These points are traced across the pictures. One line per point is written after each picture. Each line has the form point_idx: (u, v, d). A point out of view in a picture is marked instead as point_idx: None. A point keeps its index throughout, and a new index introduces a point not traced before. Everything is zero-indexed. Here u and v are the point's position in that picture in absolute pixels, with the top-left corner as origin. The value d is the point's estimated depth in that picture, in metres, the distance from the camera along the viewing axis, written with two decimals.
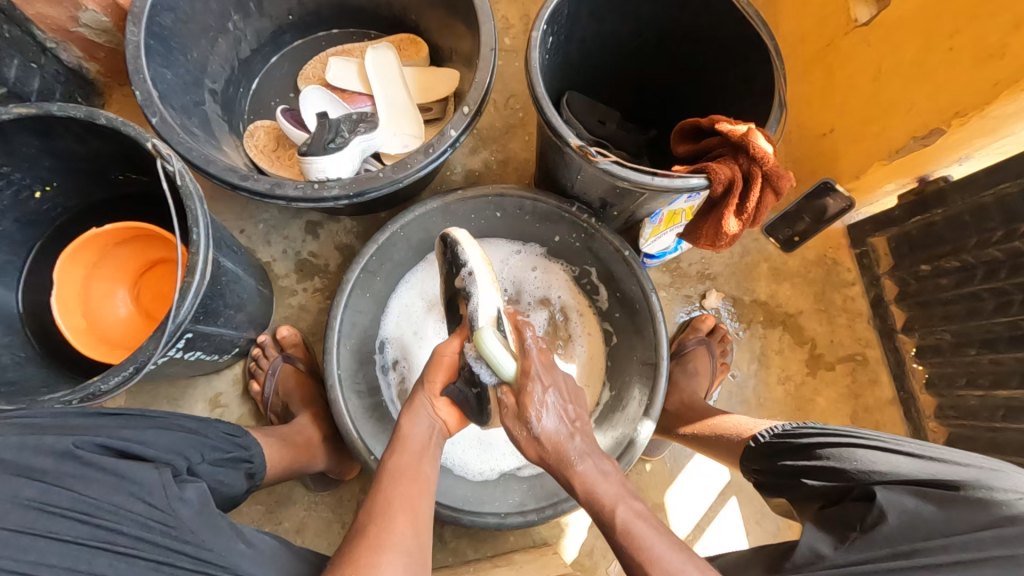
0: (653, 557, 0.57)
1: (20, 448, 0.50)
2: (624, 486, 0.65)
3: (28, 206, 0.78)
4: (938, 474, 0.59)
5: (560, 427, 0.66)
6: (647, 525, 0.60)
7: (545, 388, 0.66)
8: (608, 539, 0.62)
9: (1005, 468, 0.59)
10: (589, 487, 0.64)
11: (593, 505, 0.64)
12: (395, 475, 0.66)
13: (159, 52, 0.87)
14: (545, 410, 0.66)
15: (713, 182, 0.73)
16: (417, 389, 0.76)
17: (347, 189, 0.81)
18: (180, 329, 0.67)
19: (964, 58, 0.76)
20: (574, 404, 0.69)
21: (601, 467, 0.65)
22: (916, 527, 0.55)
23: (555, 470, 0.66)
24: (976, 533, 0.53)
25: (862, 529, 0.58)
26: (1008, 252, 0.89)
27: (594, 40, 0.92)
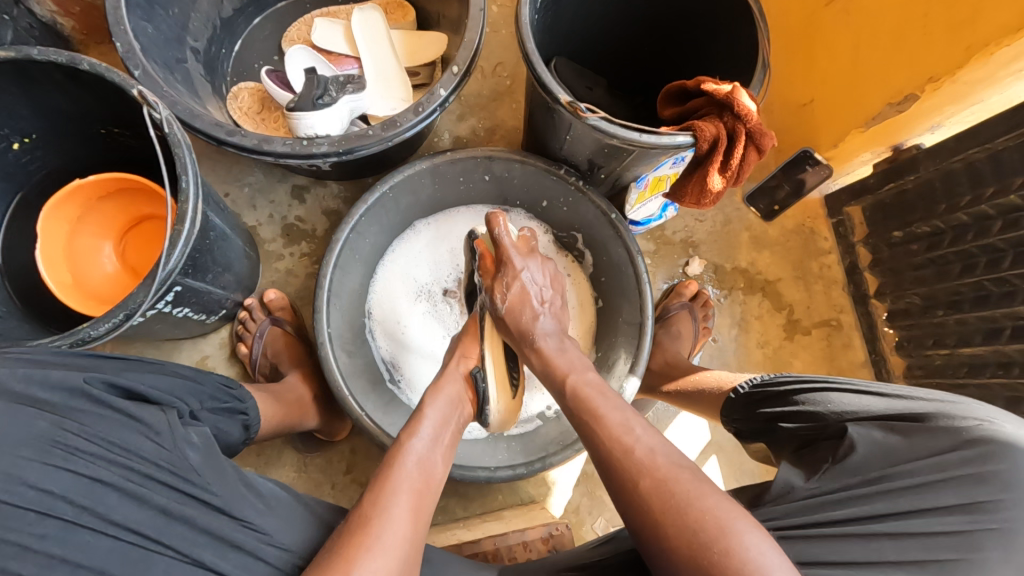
0: (600, 414, 0.65)
1: (25, 378, 0.50)
2: (582, 363, 0.75)
3: (6, 157, 0.77)
4: (905, 409, 0.64)
5: (527, 308, 0.79)
6: (594, 389, 0.68)
7: (521, 269, 0.80)
8: (562, 402, 0.71)
9: (962, 398, 0.65)
10: (547, 360, 0.75)
11: (552, 377, 0.74)
12: (407, 463, 0.65)
13: (140, 5, 0.86)
14: (510, 291, 0.80)
15: (698, 140, 0.75)
16: (446, 366, 0.80)
17: (336, 146, 0.80)
18: (169, 279, 0.67)
19: (938, 27, 0.79)
20: (548, 290, 0.82)
21: (561, 346, 0.77)
22: (884, 456, 0.61)
23: (521, 342, 0.79)
24: (935, 457, 0.60)
25: (833, 461, 0.63)
26: (974, 216, 0.92)
27: (582, 4, 0.92)
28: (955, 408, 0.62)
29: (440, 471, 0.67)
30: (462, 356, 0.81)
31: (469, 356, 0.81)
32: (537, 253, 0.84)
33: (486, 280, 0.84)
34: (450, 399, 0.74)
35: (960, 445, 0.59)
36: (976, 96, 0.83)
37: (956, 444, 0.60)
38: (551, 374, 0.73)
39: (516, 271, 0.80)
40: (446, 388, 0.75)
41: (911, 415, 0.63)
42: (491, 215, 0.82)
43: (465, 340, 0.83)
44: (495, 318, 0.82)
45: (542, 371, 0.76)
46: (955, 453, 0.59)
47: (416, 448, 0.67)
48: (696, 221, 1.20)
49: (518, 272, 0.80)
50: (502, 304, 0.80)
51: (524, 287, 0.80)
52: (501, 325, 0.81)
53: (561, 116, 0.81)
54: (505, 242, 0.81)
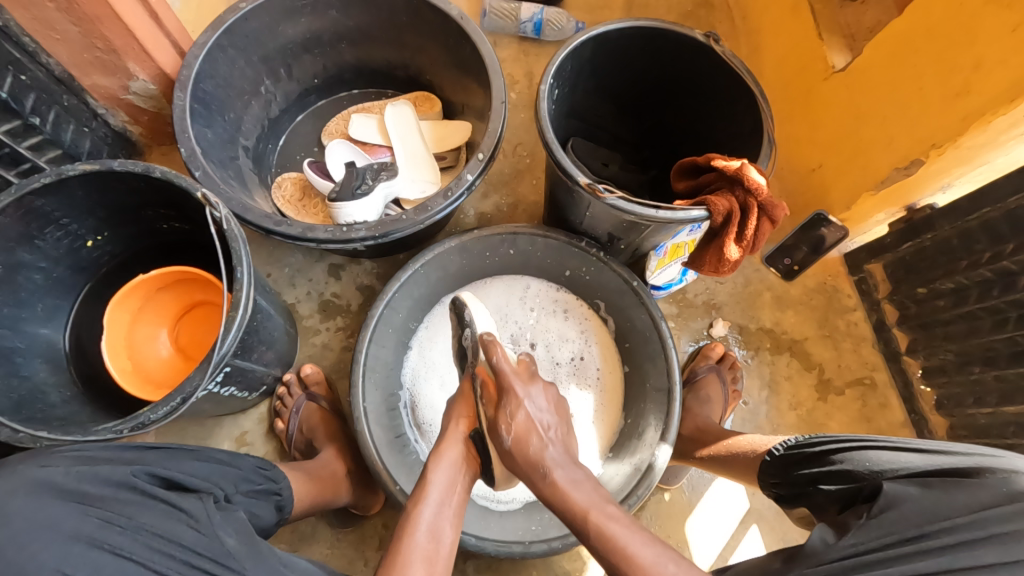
0: (630, 552, 0.60)
1: (76, 475, 0.54)
2: (598, 492, 0.68)
3: (80, 254, 0.85)
4: (946, 465, 0.61)
5: (532, 439, 0.73)
6: (620, 525, 0.63)
7: (525, 407, 0.74)
8: (586, 541, 0.64)
9: (1001, 452, 0.62)
10: (562, 494, 0.68)
11: (567, 513, 0.67)
12: (418, 538, 0.65)
13: (201, 114, 0.97)
14: (514, 422, 0.73)
15: (712, 214, 0.79)
16: (445, 430, 0.79)
17: (373, 231, 0.87)
18: (223, 360, 0.72)
19: (937, 96, 0.83)
20: (553, 416, 0.76)
21: (573, 476, 0.70)
22: (922, 513, 0.58)
23: (531, 477, 0.71)
24: (974, 514, 0.55)
25: (869, 516, 0.60)
26: (997, 272, 0.93)
27: (595, 91, 1.01)
28: (993, 461, 0.60)
29: (449, 539, 0.67)
30: (458, 418, 0.80)
31: (466, 416, 0.80)
32: (537, 378, 0.79)
33: (486, 410, 0.77)
34: (454, 462, 0.75)
35: (1003, 499, 0.55)
36: (980, 157, 0.85)
37: (995, 499, 0.55)
38: (568, 512, 0.66)
39: (520, 401, 0.74)
40: (448, 452, 0.76)
41: (951, 468, 0.61)
42: (488, 342, 0.78)
43: (458, 401, 0.82)
44: (500, 451, 0.74)
45: (556, 505, 0.69)
46: (997, 509, 0.55)
47: (423, 517, 0.68)
48: (716, 283, 1.22)
49: (520, 403, 0.74)
50: (506, 435, 0.73)
51: (528, 417, 0.74)
52: (504, 459, 0.74)
53: (580, 195, 0.86)
54: (505, 369, 0.76)
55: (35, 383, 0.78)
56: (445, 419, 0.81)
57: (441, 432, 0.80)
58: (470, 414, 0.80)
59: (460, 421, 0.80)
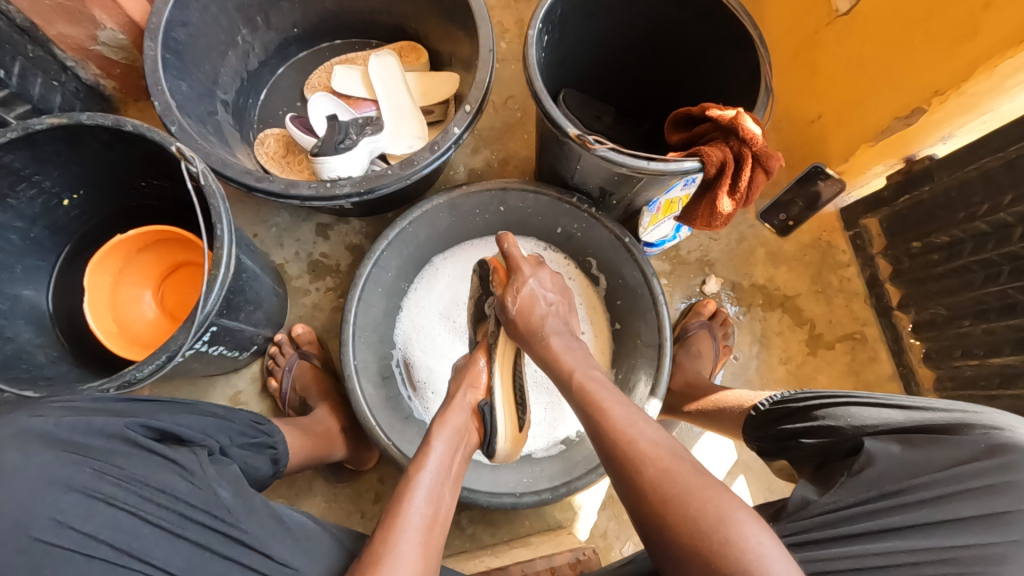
0: (605, 406, 0.65)
1: (69, 425, 0.54)
2: (588, 363, 0.74)
3: (57, 213, 0.83)
4: (925, 420, 0.62)
5: (532, 307, 0.80)
6: (601, 384, 0.69)
7: (532, 282, 0.82)
8: (568, 393, 0.71)
9: (983, 408, 0.63)
10: (555, 355, 0.75)
11: (558, 372, 0.74)
12: (417, 501, 0.65)
13: (175, 65, 0.93)
14: (520, 294, 0.81)
15: (706, 165, 0.77)
16: (451, 397, 0.81)
17: (358, 187, 0.84)
18: (207, 320, 0.71)
19: (943, 39, 0.80)
20: (555, 295, 0.83)
21: (568, 343, 0.77)
22: (901, 469, 0.59)
23: (531, 341, 0.79)
24: (951, 469, 0.57)
25: (850, 474, 0.61)
26: (993, 225, 0.92)
27: (587, 37, 0.96)
28: (974, 418, 0.60)
29: (447, 507, 0.67)
30: (469, 385, 0.82)
31: (478, 386, 0.82)
32: (545, 266, 0.86)
33: (498, 288, 0.85)
34: (457, 430, 0.76)
35: (978, 455, 0.57)
36: (984, 106, 0.83)
37: (970, 455, 0.57)
38: (558, 369, 0.74)
39: (526, 278, 0.82)
40: (453, 420, 0.76)
41: (932, 425, 0.61)
42: (501, 234, 0.85)
43: (470, 369, 0.85)
44: (506, 322, 0.82)
45: (550, 368, 0.76)
46: (972, 465, 0.57)
47: (423, 482, 0.67)
48: (710, 240, 1.21)
49: (526, 279, 0.82)
50: (512, 305, 0.81)
51: (532, 290, 0.81)
52: (508, 326, 0.82)
53: (571, 148, 0.83)
54: (516, 253, 0.83)
55: (20, 344, 0.78)
56: (455, 386, 0.83)
57: (447, 399, 0.82)
58: (482, 386, 0.83)
59: (470, 390, 0.81)
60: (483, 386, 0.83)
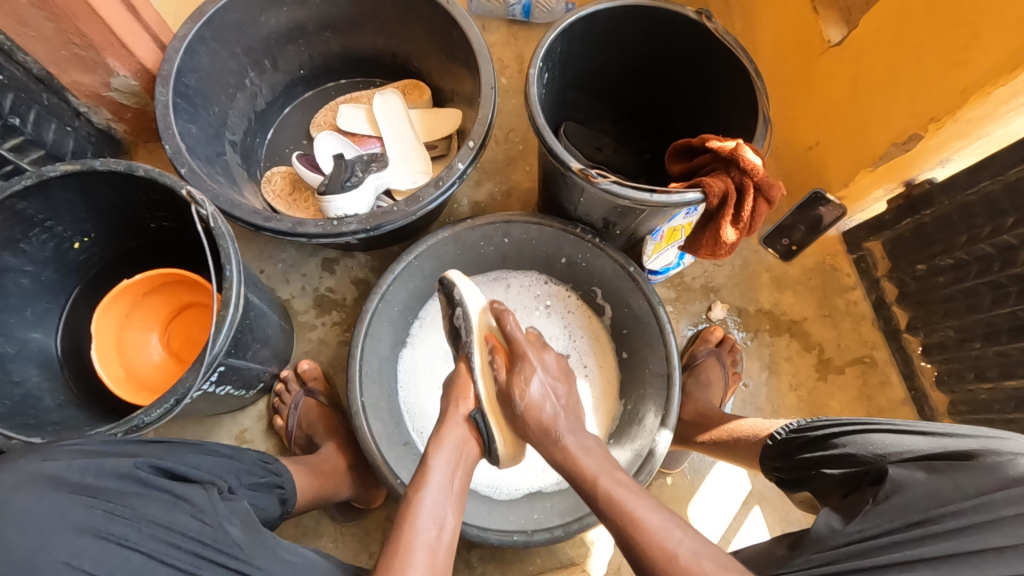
0: (638, 518, 0.61)
1: (79, 468, 0.53)
2: (605, 459, 0.70)
3: (68, 256, 0.84)
4: (950, 447, 0.60)
5: (544, 408, 0.74)
6: (627, 490, 0.64)
7: (539, 378, 0.75)
8: (594, 506, 0.66)
9: (1008, 434, 0.60)
10: (571, 458, 0.70)
11: (576, 476, 0.69)
12: (418, 521, 0.65)
13: (185, 110, 0.95)
14: (528, 390, 0.74)
15: (708, 196, 0.77)
16: (445, 413, 0.77)
17: (365, 224, 0.85)
18: (215, 362, 0.71)
19: (934, 68, 0.81)
20: (562, 385, 0.77)
21: (583, 442, 0.71)
22: (930, 496, 0.57)
23: (543, 444, 0.73)
24: (981, 497, 0.54)
25: (874, 502, 0.59)
26: (998, 247, 0.92)
27: (586, 73, 0.99)
28: (1000, 444, 0.57)
29: (453, 527, 0.66)
30: (458, 399, 0.78)
31: (466, 396, 0.78)
32: (547, 347, 0.81)
33: (499, 375, 0.77)
34: (455, 446, 0.74)
35: (1010, 483, 0.54)
36: (980, 131, 0.84)
37: (1000, 483, 0.54)
38: (577, 476, 0.68)
39: (533, 366, 0.75)
40: (449, 437, 0.74)
41: (957, 451, 0.59)
42: (499, 310, 0.80)
43: (456, 380, 0.80)
44: (512, 416, 0.76)
45: (565, 470, 0.71)
46: (1002, 492, 0.53)
47: (422, 504, 0.67)
48: (714, 266, 1.21)
49: (533, 369, 0.75)
50: (520, 402, 0.74)
51: (541, 389, 0.75)
52: (517, 424, 0.76)
53: (574, 182, 0.84)
54: (518, 336, 0.77)
55: (27, 388, 0.78)
56: (445, 400, 0.79)
57: (441, 414, 0.78)
58: (471, 396, 0.78)
59: (462, 402, 0.78)
60: (473, 395, 0.78)
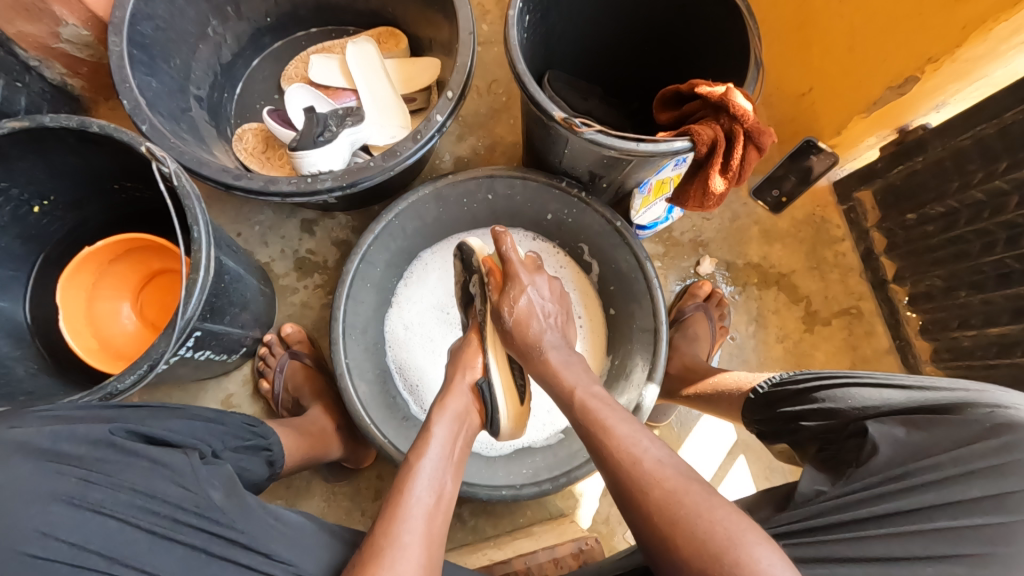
0: (609, 425, 0.64)
1: (52, 435, 0.51)
2: (587, 375, 0.74)
3: (28, 221, 0.81)
4: (928, 401, 0.60)
5: (533, 322, 0.77)
6: (602, 401, 0.68)
7: (530, 292, 0.78)
8: (568, 412, 0.70)
9: (986, 387, 0.61)
10: (552, 371, 0.74)
11: (556, 388, 0.73)
12: (417, 488, 0.64)
13: (142, 61, 0.89)
14: (516, 305, 0.77)
15: (697, 144, 0.75)
16: (450, 380, 0.79)
17: (340, 181, 0.82)
18: (189, 326, 0.69)
19: (933, 6, 0.77)
20: (551, 304, 0.80)
21: (565, 359, 0.75)
22: (907, 451, 0.58)
23: (527, 355, 0.77)
24: (958, 449, 0.55)
25: (858, 463, 0.60)
26: (989, 193, 0.90)
27: (570, 16, 0.93)
28: (978, 397, 0.58)
29: (451, 492, 0.66)
30: (464, 367, 0.80)
31: (474, 365, 0.80)
32: (544, 272, 0.83)
33: (493, 294, 0.81)
34: (457, 416, 0.74)
35: (989, 432, 0.55)
36: (977, 72, 0.81)
37: (975, 434, 0.55)
38: (556, 386, 0.72)
39: (524, 287, 0.78)
40: (452, 406, 0.74)
41: (935, 406, 0.60)
42: (499, 232, 0.80)
43: (465, 349, 0.82)
44: (502, 331, 0.79)
45: (545, 380, 0.75)
46: (979, 444, 0.54)
47: (423, 470, 0.66)
48: (703, 220, 1.19)
49: (523, 288, 0.78)
50: (508, 317, 0.77)
51: (530, 301, 0.78)
52: (504, 337, 0.80)
53: (557, 132, 0.81)
54: (514, 258, 0.79)
55: None
56: (450, 369, 0.81)
57: (446, 381, 0.80)
58: (478, 365, 0.80)
59: (469, 371, 0.79)
60: (480, 366, 0.80)
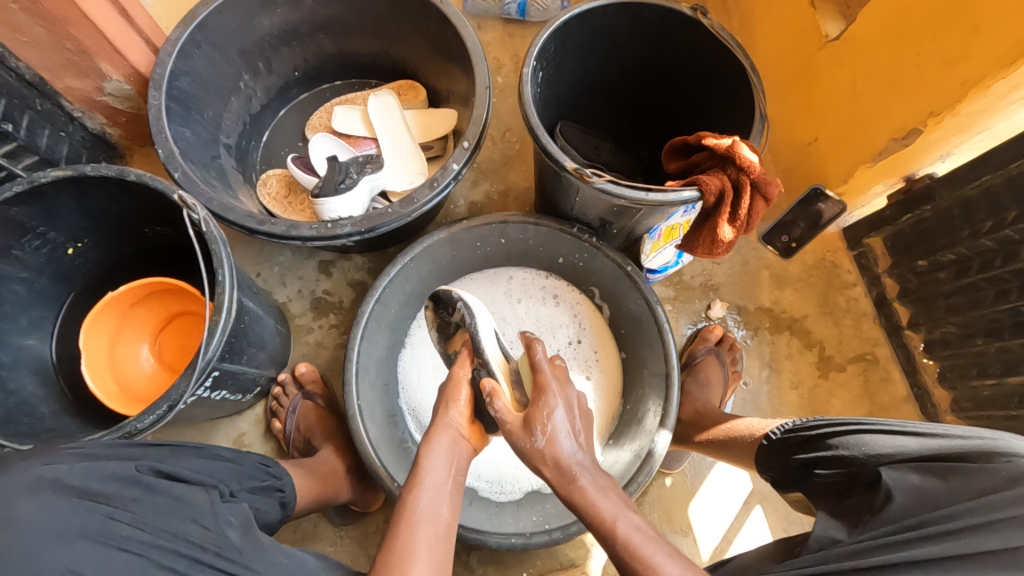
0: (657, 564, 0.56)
1: (81, 472, 0.53)
2: (623, 502, 0.64)
3: (62, 262, 0.84)
4: (943, 448, 0.58)
5: (565, 441, 0.66)
6: (647, 534, 0.59)
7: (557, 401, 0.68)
8: (610, 553, 0.60)
9: (1004, 434, 0.58)
10: (590, 501, 0.63)
11: (593, 522, 0.62)
12: (418, 517, 0.63)
13: (178, 113, 0.95)
14: (549, 421, 0.66)
15: (704, 194, 0.77)
16: (437, 416, 0.75)
17: (359, 226, 0.85)
18: (208, 366, 0.71)
19: (933, 63, 0.80)
20: (582, 421, 0.70)
21: (600, 483, 0.64)
22: (922, 501, 0.55)
23: (558, 479, 0.65)
24: (979, 498, 0.52)
25: (873, 513, 0.58)
26: (999, 242, 0.91)
27: (581, 71, 0.98)
28: (994, 444, 0.56)
29: (450, 519, 0.65)
30: (449, 400, 0.76)
31: (458, 400, 0.76)
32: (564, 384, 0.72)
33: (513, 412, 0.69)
34: (448, 448, 0.72)
35: (1008, 484, 0.52)
36: (981, 125, 0.83)
37: (996, 484, 0.52)
38: (593, 522, 0.62)
39: (553, 399, 0.68)
40: (443, 435, 0.72)
41: (950, 453, 0.58)
42: (530, 339, 0.76)
43: (448, 385, 0.78)
44: (526, 449, 0.67)
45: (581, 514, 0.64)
46: (996, 494, 0.52)
47: (420, 500, 0.65)
48: (713, 264, 1.20)
49: (554, 402, 0.67)
50: (539, 436, 0.66)
51: (558, 423, 0.66)
52: (529, 460, 0.67)
53: (569, 181, 0.84)
54: (541, 367, 0.71)
55: (23, 396, 0.79)
56: (436, 408, 0.77)
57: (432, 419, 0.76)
58: (462, 398, 0.76)
59: (453, 407, 0.76)
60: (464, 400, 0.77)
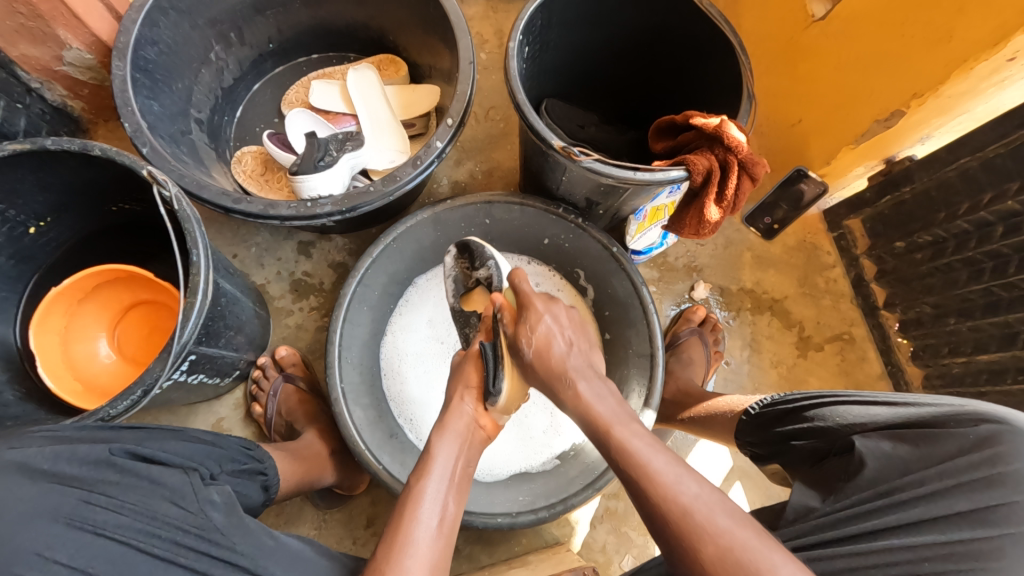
0: (645, 462, 0.57)
1: (54, 455, 0.51)
2: (623, 408, 0.66)
3: (23, 241, 0.81)
4: (912, 415, 0.59)
5: (551, 348, 0.70)
6: (643, 441, 0.60)
7: (541, 316, 0.72)
8: (606, 454, 0.62)
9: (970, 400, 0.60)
10: (585, 405, 0.66)
11: (589, 424, 0.65)
12: (424, 512, 0.62)
13: (145, 85, 0.90)
14: (535, 334, 0.71)
15: (692, 174, 0.76)
16: (450, 403, 0.75)
17: (340, 205, 0.82)
18: (185, 349, 0.69)
19: (918, 44, 0.80)
20: (576, 331, 0.73)
21: (597, 390, 0.67)
22: (896, 467, 0.57)
23: (551, 384, 0.69)
24: (943, 464, 0.55)
25: (847, 478, 0.60)
26: (974, 224, 0.93)
27: (568, 46, 0.95)
28: (962, 410, 0.57)
29: (454, 516, 0.64)
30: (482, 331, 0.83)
31: (471, 386, 0.76)
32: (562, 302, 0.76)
33: (509, 328, 0.75)
34: (458, 437, 0.71)
35: (968, 449, 0.55)
36: (960, 108, 0.84)
37: (962, 449, 0.55)
38: (590, 423, 0.65)
39: (540, 313, 0.72)
40: (453, 424, 0.72)
41: (919, 419, 0.59)
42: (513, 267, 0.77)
43: (461, 371, 0.79)
44: (521, 363, 0.74)
45: (575, 413, 0.67)
46: (965, 458, 0.54)
47: (425, 490, 0.65)
48: (696, 245, 1.21)
49: (541, 315, 0.72)
50: (526, 347, 0.71)
51: (549, 327, 0.71)
52: (527, 371, 0.73)
53: (556, 160, 0.82)
54: (526, 288, 0.74)
55: None
56: (450, 389, 0.78)
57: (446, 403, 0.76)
58: (476, 386, 0.76)
59: (467, 395, 0.75)
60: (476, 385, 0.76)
